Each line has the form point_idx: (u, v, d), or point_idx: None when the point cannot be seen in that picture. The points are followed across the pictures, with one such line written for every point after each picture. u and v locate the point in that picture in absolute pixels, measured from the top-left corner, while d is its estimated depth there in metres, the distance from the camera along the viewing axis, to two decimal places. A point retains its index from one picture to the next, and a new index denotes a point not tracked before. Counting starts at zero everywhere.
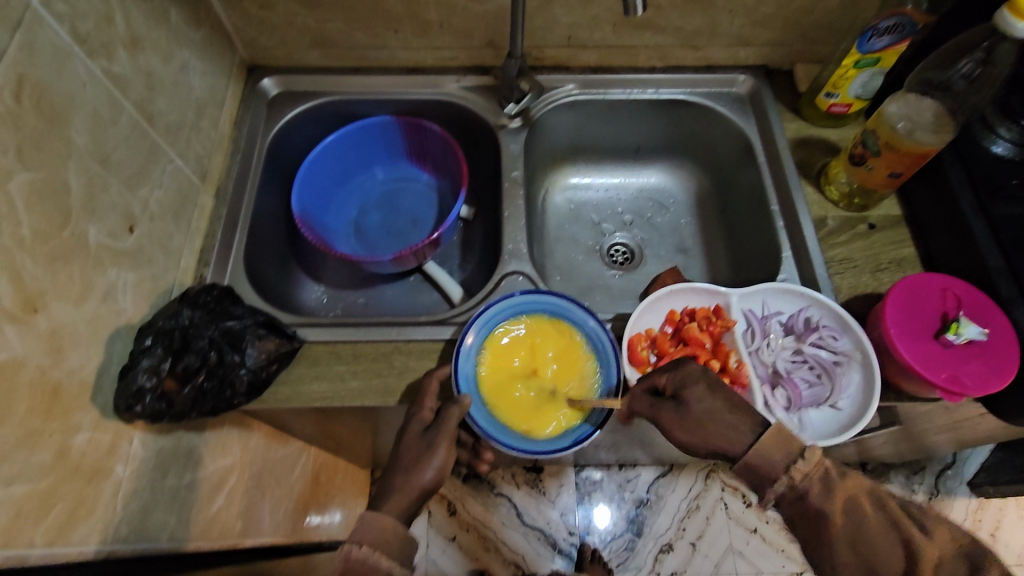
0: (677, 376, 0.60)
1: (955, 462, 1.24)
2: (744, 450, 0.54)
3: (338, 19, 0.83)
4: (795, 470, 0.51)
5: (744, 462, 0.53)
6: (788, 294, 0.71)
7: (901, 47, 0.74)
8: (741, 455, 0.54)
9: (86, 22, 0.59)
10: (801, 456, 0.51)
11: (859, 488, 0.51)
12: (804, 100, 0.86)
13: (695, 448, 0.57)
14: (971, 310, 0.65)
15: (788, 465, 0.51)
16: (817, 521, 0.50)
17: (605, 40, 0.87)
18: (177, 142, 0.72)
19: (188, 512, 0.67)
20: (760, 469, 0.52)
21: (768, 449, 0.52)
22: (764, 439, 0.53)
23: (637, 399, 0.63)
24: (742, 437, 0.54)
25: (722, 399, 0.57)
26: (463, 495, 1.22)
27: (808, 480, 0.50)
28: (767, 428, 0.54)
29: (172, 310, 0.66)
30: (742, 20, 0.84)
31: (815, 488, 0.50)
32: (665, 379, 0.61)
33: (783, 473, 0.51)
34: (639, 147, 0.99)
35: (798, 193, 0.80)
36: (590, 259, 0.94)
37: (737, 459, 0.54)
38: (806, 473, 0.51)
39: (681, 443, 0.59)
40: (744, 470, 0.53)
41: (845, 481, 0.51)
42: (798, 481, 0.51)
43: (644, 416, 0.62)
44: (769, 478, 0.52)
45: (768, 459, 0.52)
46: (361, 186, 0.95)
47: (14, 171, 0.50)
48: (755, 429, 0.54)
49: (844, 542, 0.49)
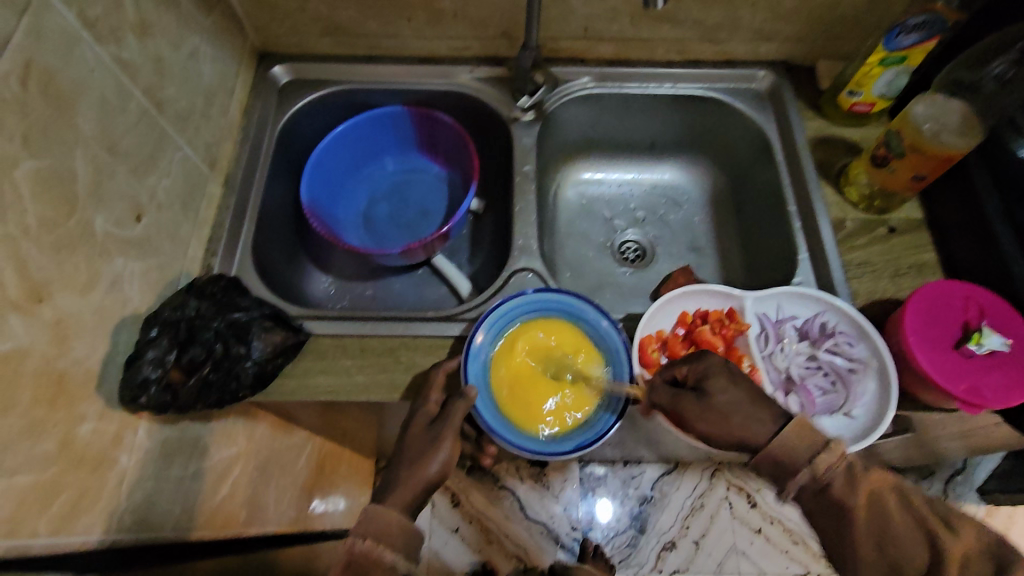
0: (700, 367, 0.58)
1: (965, 467, 1.22)
2: (768, 442, 0.53)
3: (351, 7, 0.82)
4: (820, 461, 0.50)
5: (768, 454, 0.52)
6: (804, 299, 0.70)
7: (930, 44, 0.71)
8: (765, 446, 0.53)
9: (94, 7, 0.58)
10: (825, 447, 0.51)
11: (883, 484, 0.51)
12: (825, 97, 0.84)
13: (715, 438, 0.56)
14: (994, 320, 0.63)
15: (812, 456, 0.51)
16: (838, 515, 0.50)
17: (623, 32, 0.85)
18: (186, 130, 0.72)
19: (193, 501, 0.67)
20: (784, 461, 0.52)
21: (793, 442, 0.52)
22: (788, 431, 0.52)
23: (657, 390, 0.60)
24: (766, 428, 0.53)
25: (746, 392, 0.56)
26: (467, 487, 1.22)
27: (832, 471, 0.50)
28: (790, 419, 0.53)
29: (178, 300, 0.65)
30: (764, 14, 0.81)
31: (838, 481, 0.50)
32: (686, 370, 0.59)
33: (805, 466, 0.51)
34: (653, 143, 0.97)
35: (816, 193, 0.78)
36: (601, 256, 0.93)
37: (760, 449, 0.53)
38: (830, 465, 0.50)
39: (699, 433, 0.57)
40: (768, 462, 0.53)
41: (869, 476, 0.51)
42: (822, 472, 0.50)
43: (662, 408, 0.59)
44: (793, 470, 0.51)
45: (792, 452, 0.51)
46: (371, 176, 0.94)
47: (19, 159, 0.49)
48: (778, 420, 0.53)
49: (868, 539, 0.50)
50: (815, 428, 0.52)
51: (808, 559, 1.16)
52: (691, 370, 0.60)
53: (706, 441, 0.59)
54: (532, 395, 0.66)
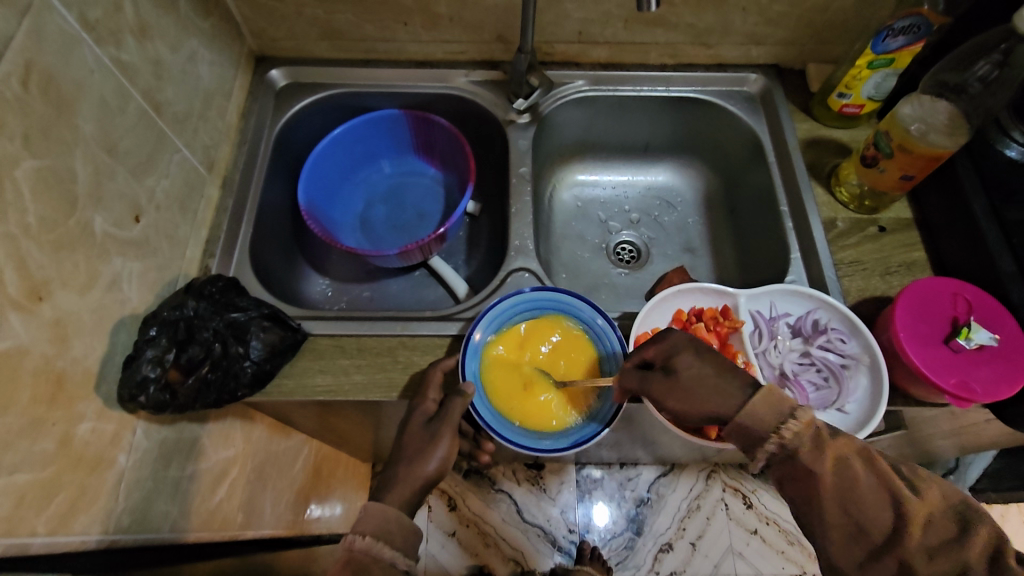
0: (665, 347, 0.59)
1: (957, 467, 1.21)
2: (736, 412, 0.51)
3: (349, 11, 0.83)
4: (785, 428, 0.49)
5: (736, 423, 0.51)
6: (797, 296, 0.71)
7: (917, 47, 0.73)
8: (732, 416, 0.51)
9: (94, 9, 0.58)
10: (791, 415, 0.49)
11: (849, 449, 0.50)
12: (815, 100, 0.86)
13: (687, 414, 0.55)
14: (981, 316, 0.65)
15: (778, 425, 0.49)
16: (806, 490, 0.49)
17: (617, 36, 0.86)
18: (184, 132, 0.72)
19: (190, 503, 0.67)
20: (752, 432, 0.50)
21: (758, 412, 0.50)
22: (754, 402, 0.51)
23: (626, 374, 0.61)
24: (734, 399, 0.52)
25: (711, 364, 0.55)
26: (463, 491, 1.22)
27: (799, 439, 0.49)
28: (758, 388, 0.52)
29: (177, 300, 0.65)
30: (755, 18, 0.83)
31: (805, 446, 0.49)
32: (653, 351, 0.60)
33: (772, 433, 0.50)
34: (647, 145, 0.98)
35: (808, 194, 0.80)
36: (596, 257, 0.94)
37: (727, 421, 0.52)
38: (796, 432, 0.49)
39: (673, 410, 0.56)
40: (735, 432, 0.51)
41: (835, 441, 0.50)
42: (787, 439, 0.49)
43: (634, 391, 0.61)
44: (760, 439, 0.50)
45: (759, 419, 0.50)
46: (368, 179, 0.95)
47: (21, 158, 0.49)
48: (746, 390, 0.52)
49: (836, 514, 0.48)
50: (783, 397, 0.51)
51: (804, 559, 1.16)
52: (658, 351, 0.60)
53: (678, 419, 0.57)
54: (546, 386, 0.67)
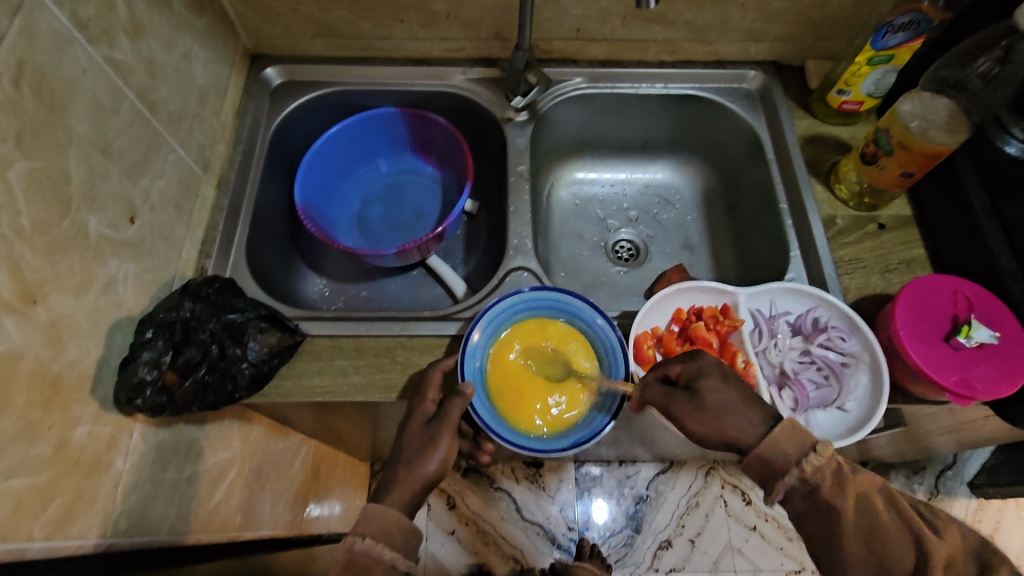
0: (692, 367, 0.58)
1: (955, 462, 1.24)
2: (759, 441, 0.52)
3: (344, 8, 0.82)
4: (807, 463, 0.50)
5: (758, 455, 0.52)
6: (796, 294, 0.71)
7: (916, 43, 0.73)
8: (754, 446, 0.52)
9: (86, 8, 0.57)
10: (813, 449, 0.50)
11: (871, 485, 0.50)
12: (814, 97, 0.85)
13: (708, 439, 0.55)
14: (982, 313, 0.64)
15: (800, 458, 0.50)
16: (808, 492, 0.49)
17: (615, 33, 0.85)
18: (179, 132, 0.71)
19: (188, 505, 0.67)
20: (772, 463, 0.51)
21: (780, 444, 0.51)
22: (776, 430, 0.51)
23: (648, 388, 0.60)
24: (756, 428, 0.53)
25: (737, 390, 0.55)
26: (463, 489, 1.22)
27: (820, 473, 0.50)
28: (780, 419, 0.52)
29: (173, 302, 0.65)
30: (753, 14, 0.82)
31: (827, 482, 0.50)
32: (678, 369, 0.59)
33: (794, 466, 0.50)
34: (645, 143, 0.98)
35: (807, 191, 0.79)
36: (595, 255, 0.93)
37: (749, 450, 0.52)
38: (818, 467, 0.50)
39: (693, 434, 0.57)
40: (757, 464, 0.52)
41: (857, 477, 0.50)
42: (809, 474, 0.50)
43: (655, 406, 0.59)
44: (780, 471, 0.51)
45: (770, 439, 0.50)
46: (364, 177, 0.94)
47: (13, 160, 0.49)
48: (768, 421, 0.53)
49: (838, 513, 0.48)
50: (804, 430, 0.51)
51: (803, 556, 1.16)
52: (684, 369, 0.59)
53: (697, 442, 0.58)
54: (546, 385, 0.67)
